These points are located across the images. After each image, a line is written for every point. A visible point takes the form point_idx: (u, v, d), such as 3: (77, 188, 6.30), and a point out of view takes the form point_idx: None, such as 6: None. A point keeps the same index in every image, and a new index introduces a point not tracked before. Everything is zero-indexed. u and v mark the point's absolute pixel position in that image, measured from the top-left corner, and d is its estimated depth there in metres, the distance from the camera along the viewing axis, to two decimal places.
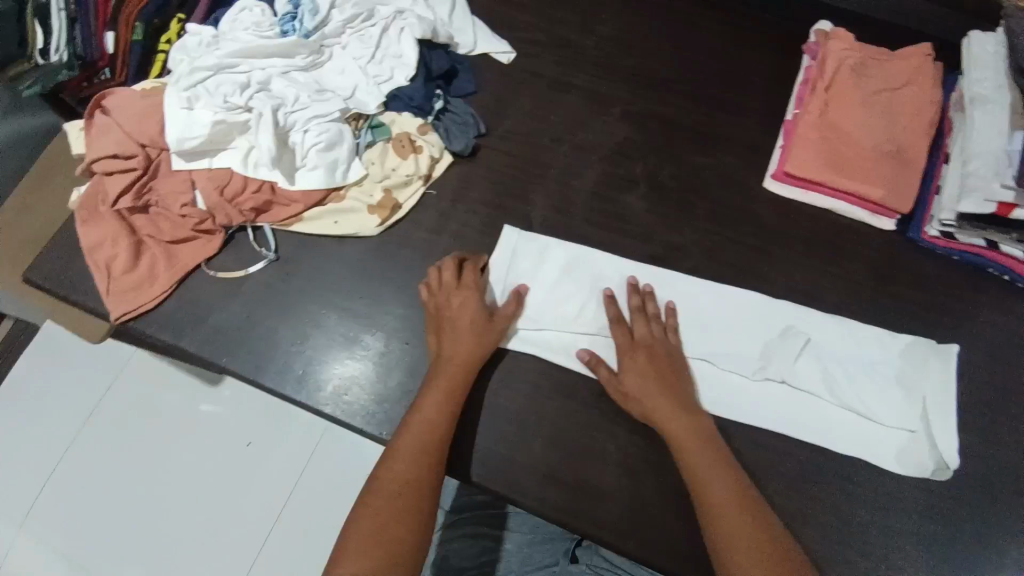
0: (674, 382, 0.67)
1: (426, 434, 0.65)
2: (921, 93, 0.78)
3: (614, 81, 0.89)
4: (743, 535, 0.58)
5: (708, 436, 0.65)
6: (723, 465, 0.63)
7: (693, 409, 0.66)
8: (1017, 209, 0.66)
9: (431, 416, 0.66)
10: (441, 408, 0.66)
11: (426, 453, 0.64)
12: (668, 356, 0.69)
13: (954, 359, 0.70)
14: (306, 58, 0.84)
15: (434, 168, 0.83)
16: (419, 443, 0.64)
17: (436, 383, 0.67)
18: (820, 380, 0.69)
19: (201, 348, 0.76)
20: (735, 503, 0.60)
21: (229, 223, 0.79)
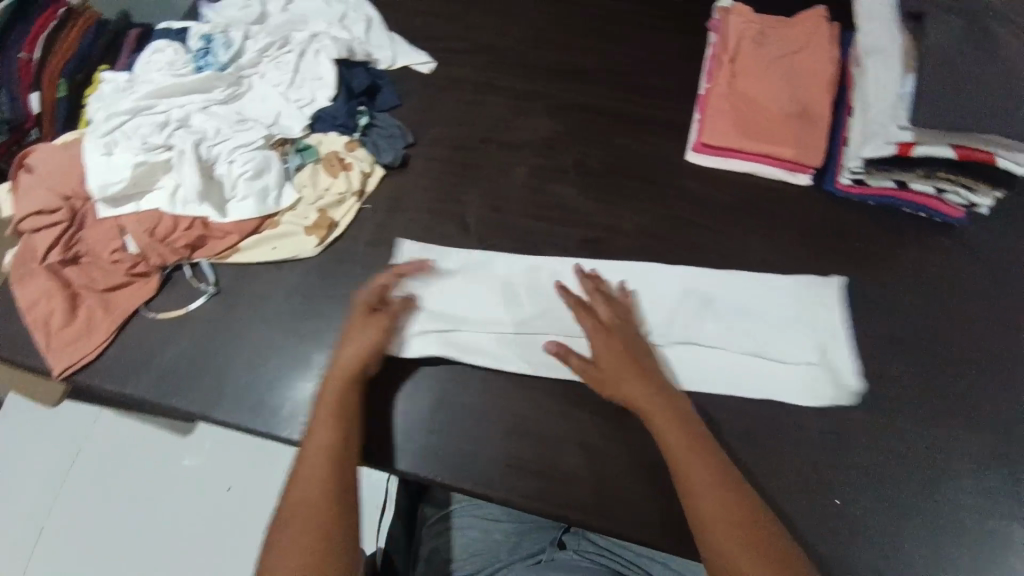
0: (643, 363, 0.69)
1: (326, 443, 0.64)
2: (818, 54, 0.82)
3: (533, 79, 0.91)
4: (721, 512, 0.60)
5: (684, 414, 0.65)
6: (700, 443, 0.63)
7: (669, 390, 0.67)
8: (915, 147, 0.69)
9: (328, 426, 0.65)
10: (333, 414, 0.66)
11: (330, 463, 0.64)
12: (634, 337, 0.71)
13: (841, 288, 0.75)
14: (225, 91, 0.85)
15: (366, 183, 0.84)
16: (323, 455, 0.64)
17: (328, 392, 0.67)
18: (719, 333, 0.73)
19: (147, 392, 0.75)
20: (713, 481, 0.61)
21: (163, 263, 0.79)
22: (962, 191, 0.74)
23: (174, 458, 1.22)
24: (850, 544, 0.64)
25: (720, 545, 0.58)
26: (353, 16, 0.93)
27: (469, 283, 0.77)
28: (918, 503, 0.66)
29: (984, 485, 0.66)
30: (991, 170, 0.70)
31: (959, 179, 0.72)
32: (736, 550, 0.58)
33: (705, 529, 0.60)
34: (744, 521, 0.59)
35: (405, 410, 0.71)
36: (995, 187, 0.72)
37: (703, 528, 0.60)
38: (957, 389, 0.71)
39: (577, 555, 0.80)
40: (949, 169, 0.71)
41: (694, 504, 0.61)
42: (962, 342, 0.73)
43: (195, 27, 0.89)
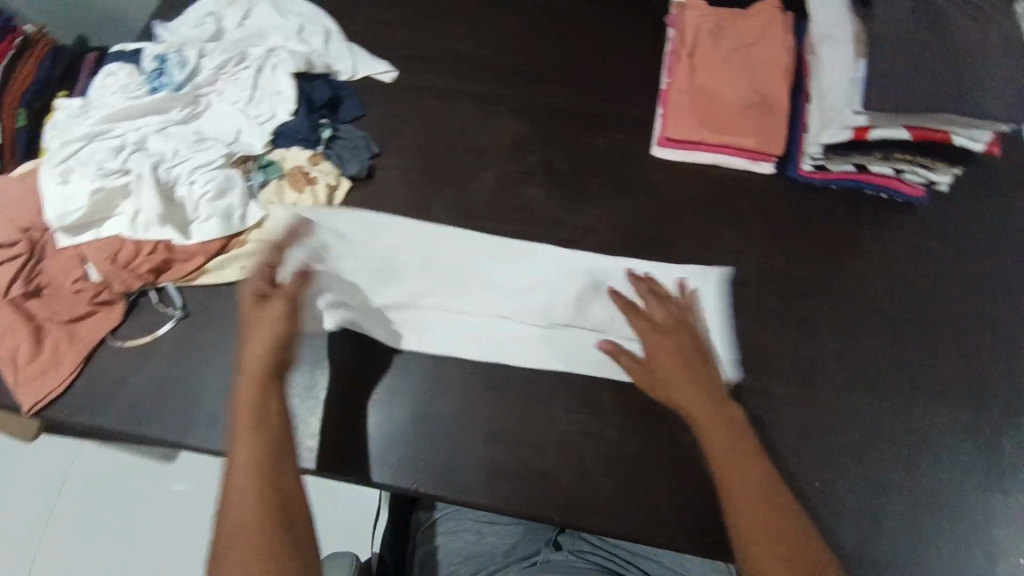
0: (700, 368, 0.66)
1: (250, 443, 0.59)
2: (774, 43, 0.84)
3: (496, 82, 0.91)
4: (762, 520, 0.56)
5: (733, 419, 0.63)
6: (748, 449, 0.61)
7: (723, 395, 0.65)
8: (871, 130, 0.71)
9: (249, 429, 0.59)
10: (250, 411, 0.61)
11: (256, 462, 0.58)
12: (693, 340, 0.68)
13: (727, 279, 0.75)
14: (182, 111, 0.84)
15: (334, 196, 0.82)
16: (250, 457, 0.58)
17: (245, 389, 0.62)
18: (599, 317, 0.74)
19: (117, 423, 0.72)
20: (756, 488, 0.58)
21: (127, 289, 0.77)
22: (920, 170, 0.76)
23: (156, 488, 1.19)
24: (832, 525, 0.65)
25: (755, 553, 0.55)
26: (311, 28, 0.92)
27: (454, 279, 0.77)
28: (897, 480, 0.67)
29: (958, 459, 0.68)
30: (946, 148, 0.72)
31: (916, 159, 0.74)
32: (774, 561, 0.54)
33: (745, 536, 0.56)
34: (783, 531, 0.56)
35: (386, 423, 0.70)
36: (952, 165, 0.74)
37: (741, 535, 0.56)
38: (928, 365, 0.72)
39: (573, 555, 0.77)
40: (906, 150, 0.73)
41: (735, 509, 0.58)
42: (930, 318, 0.75)
43: (148, 48, 0.88)
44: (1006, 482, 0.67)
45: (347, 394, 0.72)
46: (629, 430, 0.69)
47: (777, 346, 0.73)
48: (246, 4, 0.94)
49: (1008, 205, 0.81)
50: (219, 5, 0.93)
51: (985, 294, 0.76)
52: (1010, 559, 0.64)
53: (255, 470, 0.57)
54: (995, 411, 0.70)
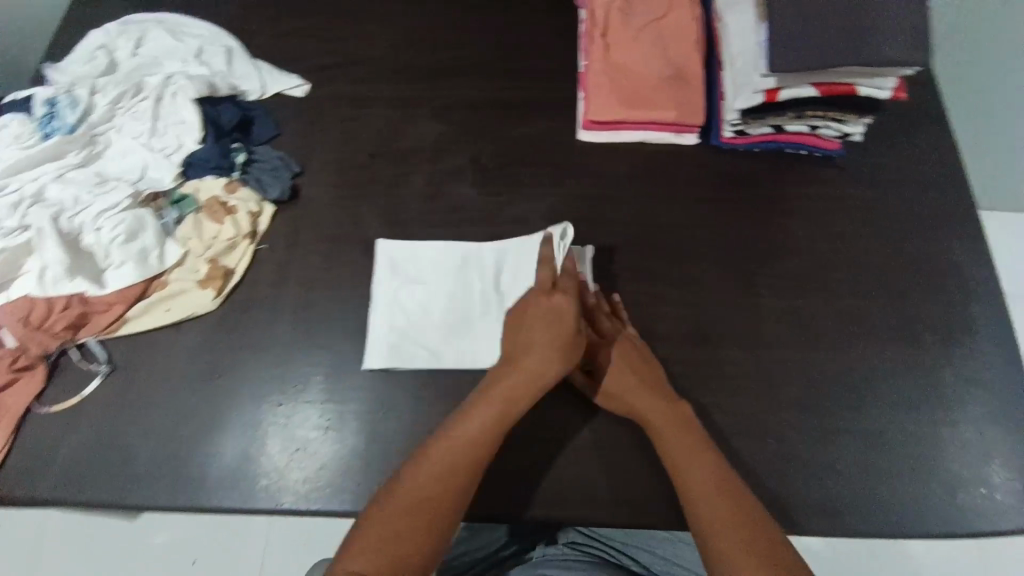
0: (652, 378, 0.67)
1: (472, 446, 0.61)
2: (682, 15, 0.84)
3: (413, 84, 0.89)
4: (726, 518, 0.57)
5: (684, 417, 0.64)
6: (700, 446, 0.62)
7: (671, 395, 0.66)
8: (781, 91, 0.71)
9: (476, 431, 0.61)
10: (492, 420, 0.62)
11: (465, 467, 0.59)
12: (640, 352, 0.69)
13: (586, 253, 0.74)
14: (80, 154, 0.79)
15: (257, 223, 0.79)
16: (461, 455, 0.60)
17: (503, 387, 0.64)
18: (467, 307, 0.75)
19: (53, 494, 0.68)
20: (715, 485, 0.59)
21: (47, 351, 0.72)
22: (833, 124, 0.77)
23: (117, 554, 1.10)
24: (792, 479, 0.66)
25: (722, 549, 0.55)
26: (210, 50, 0.88)
27: (400, 291, 0.75)
28: (849, 426, 0.69)
29: (904, 397, 0.70)
30: (854, 99, 0.73)
31: (827, 114, 0.75)
32: (741, 554, 0.54)
33: (711, 535, 0.56)
34: (747, 523, 0.56)
35: (338, 449, 0.68)
36: (862, 115, 0.75)
37: (708, 534, 0.56)
38: (867, 311, 0.74)
39: (569, 547, 0.79)
40: (816, 106, 0.74)
41: (697, 507, 0.58)
42: (863, 265, 0.77)
43: (35, 91, 0.82)
44: (950, 412, 0.70)
45: (297, 427, 0.70)
46: (585, 417, 0.69)
47: (720, 314, 0.74)
48: (137, 31, 0.88)
49: (921, 146, 0.84)
50: (109, 36, 0.88)
51: (910, 234, 0.78)
52: (962, 485, 0.67)
53: (462, 474, 0.59)
54: (933, 345, 0.73)
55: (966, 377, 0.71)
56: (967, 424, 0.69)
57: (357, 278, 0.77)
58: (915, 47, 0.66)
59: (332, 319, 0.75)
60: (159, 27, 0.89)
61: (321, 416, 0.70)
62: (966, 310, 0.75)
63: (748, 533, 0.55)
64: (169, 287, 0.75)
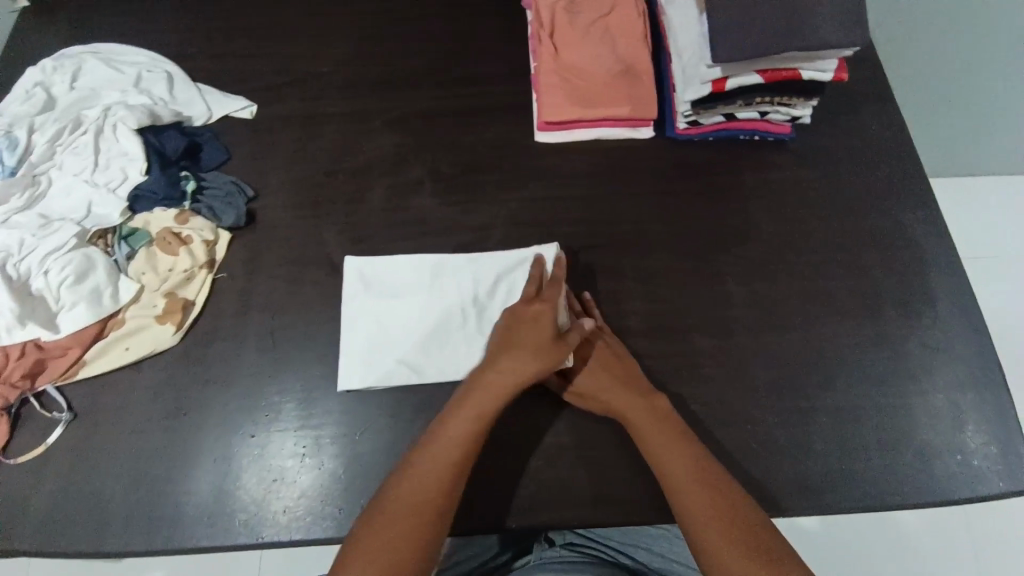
0: (627, 374, 0.68)
1: (455, 446, 0.60)
2: (627, 10, 0.84)
3: (364, 96, 0.88)
4: (715, 513, 0.57)
5: (663, 413, 0.64)
6: (681, 441, 0.62)
7: (647, 390, 0.66)
8: (728, 81, 0.72)
9: (459, 432, 0.61)
10: (474, 421, 0.62)
11: (453, 466, 0.59)
12: (613, 350, 0.69)
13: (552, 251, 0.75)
14: (22, 196, 0.76)
15: (214, 251, 0.78)
16: (447, 456, 0.60)
17: (482, 386, 0.64)
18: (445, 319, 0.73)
19: (24, 549, 0.66)
20: (700, 480, 0.59)
21: (7, 402, 0.70)
22: (781, 108, 0.78)
23: None
24: (771, 462, 0.67)
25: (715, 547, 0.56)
26: (150, 77, 0.86)
27: (373, 311, 0.74)
28: (823, 404, 0.69)
29: (873, 371, 0.71)
30: (800, 83, 0.74)
31: (775, 100, 0.76)
32: (732, 549, 0.55)
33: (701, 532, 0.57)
34: (734, 516, 0.57)
35: (316, 475, 0.67)
36: (809, 98, 0.76)
37: (698, 532, 0.57)
38: (831, 289, 0.75)
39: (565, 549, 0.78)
40: (763, 92, 0.75)
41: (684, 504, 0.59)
42: (824, 245, 0.78)
43: None
44: (919, 382, 0.71)
45: (273, 456, 0.68)
46: (562, 419, 0.69)
47: (689, 304, 0.74)
48: (72, 63, 0.86)
49: (871, 122, 0.85)
50: (44, 71, 0.85)
51: (868, 210, 0.80)
52: (937, 453, 0.68)
53: (451, 473, 0.59)
54: (898, 318, 0.74)
55: (931, 347, 0.73)
56: (937, 393, 0.71)
57: (322, 300, 0.76)
58: (854, 27, 0.67)
59: (299, 343, 0.74)
60: (94, 58, 0.86)
61: (296, 443, 0.69)
62: (927, 281, 0.76)
63: (737, 525, 0.57)
64: (126, 325, 0.73)
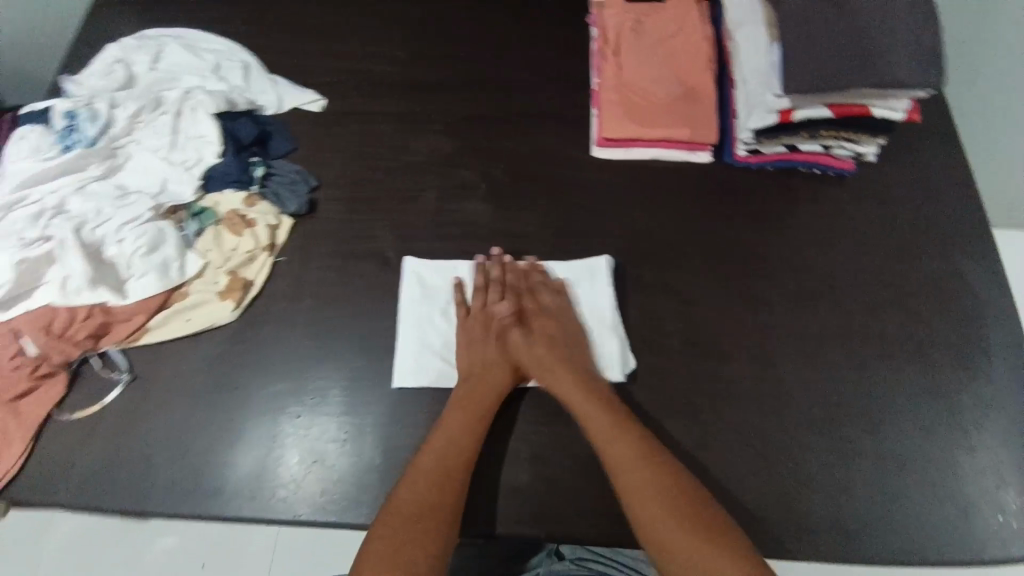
0: (578, 354, 0.71)
1: (451, 450, 0.65)
2: (694, 34, 0.85)
3: (427, 99, 0.90)
4: (658, 498, 0.59)
5: (608, 399, 0.67)
6: (622, 427, 0.64)
7: (593, 379, 0.68)
8: (795, 111, 0.72)
9: (450, 441, 0.65)
10: (466, 425, 0.66)
11: (453, 468, 0.63)
12: (572, 328, 0.73)
13: (607, 266, 0.77)
14: (101, 166, 0.80)
15: (276, 236, 0.81)
16: (446, 458, 0.64)
17: (467, 392, 0.69)
18: None
19: (74, 500, 0.69)
20: (653, 480, 0.60)
21: (68, 359, 0.74)
22: (847, 144, 0.78)
23: (144, 556, 1.10)
24: (805, 500, 0.66)
25: (661, 532, 0.57)
26: (228, 65, 0.90)
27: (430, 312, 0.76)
28: (864, 446, 0.69)
29: (916, 418, 0.70)
30: (867, 120, 0.74)
31: (841, 134, 0.76)
32: (676, 531, 0.57)
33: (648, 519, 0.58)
34: (679, 499, 0.59)
35: (353, 460, 0.69)
36: (875, 136, 0.76)
37: (644, 518, 0.59)
38: (879, 330, 0.74)
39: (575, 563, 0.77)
40: (830, 125, 0.75)
41: (629, 493, 0.60)
42: (874, 285, 0.77)
43: (56, 104, 0.83)
44: (964, 435, 0.70)
45: (315, 438, 0.71)
46: None
47: (733, 331, 0.74)
48: (155, 46, 0.90)
49: (931, 165, 0.84)
50: (127, 51, 0.89)
51: (923, 254, 0.79)
52: (979, 511, 0.66)
53: (450, 476, 0.63)
54: (946, 367, 0.73)
55: (979, 399, 0.71)
56: (984, 446, 0.69)
57: (371, 292, 0.78)
58: (929, 70, 0.67)
59: (346, 332, 0.76)
60: (177, 43, 0.91)
61: (337, 428, 0.71)
62: (978, 332, 0.75)
63: (680, 509, 0.58)
64: (189, 297, 0.77)
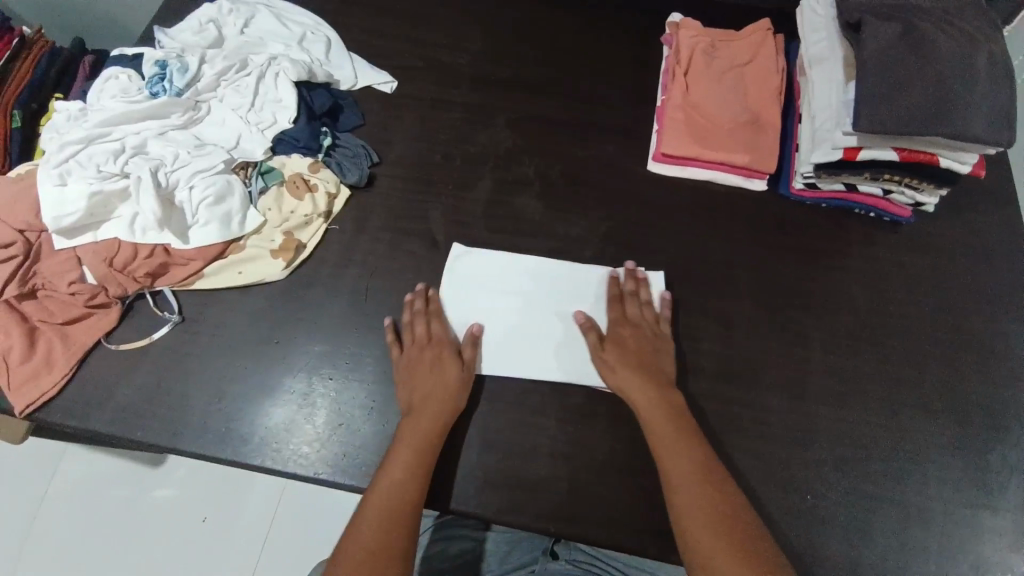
0: (654, 366, 0.70)
1: (400, 484, 0.63)
2: (766, 66, 0.87)
3: (495, 94, 0.93)
4: (708, 515, 0.59)
5: (676, 411, 0.67)
6: (685, 440, 0.65)
7: (664, 393, 0.68)
8: (861, 151, 0.73)
9: (404, 469, 0.64)
10: (411, 458, 0.64)
11: (403, 505, 0.62)
12: (652, 339, 0.72)
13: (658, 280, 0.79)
14: (182, 116, 0.84)
15: (333, 204, 0.84)
16: (397, 495, 0.62)
17: (411, 424, 0.67)
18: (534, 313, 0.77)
19: (109, 426, 0.72)
20: (706, 502, 0.60)
21: (123, 292, 0.77)
22: (908, 191, 0.78)
23: (154, 494, 1.13)
24: (817, 535, 0.66)
25: (705, 548, 0.58)
26: (312, 38, 0.94)
27: (471, 289, 0.78)
28: (885, 492, 0.68)
29: (943, 473, 0.69)
30: (933, 168, 0.74)
31: (902, 180, 0.76)
32: (721, 550, 0.57)
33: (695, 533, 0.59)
34: (729, 521, 0.59)
35: (379, 429, 0.71)
36: (939, 186, 0.76)
37: (691, 531, 0.59)
38: (914, 380, 0.74)
39: (570, 564, 0.77)
40: (893, 170, 0.75)
41: (679, 504, 0.61)
42: (915, 335, 0.76)
43: (148, 52, 0.88)
44: (990, 497, 0.69)
45: (346, 402, 0.73)
46: (620, 441, 0.70)
47: (767, 360, 0.74)
48: (247, 11, 0.94)
49: (988, 224, 0.83)
50: (220, 12, 0.94)
51: (968, 311, 0.78)
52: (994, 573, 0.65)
53: (402, 513, 0.62)
54: (980, 427, 0.72)
55: (1010, 463, 0.70)
56: (1009, 511, 0.68)
57: (416, 270, 0.80)
58: (1000, 129, 0.67)
59: (387, 304, 0.78)
60: (267, 11, 0.95)
61: (368, 396, 0.73)
62: (1018, 397, 0.73)
63: (728, 530, 0.59)
64: (244, 251, 0.80)
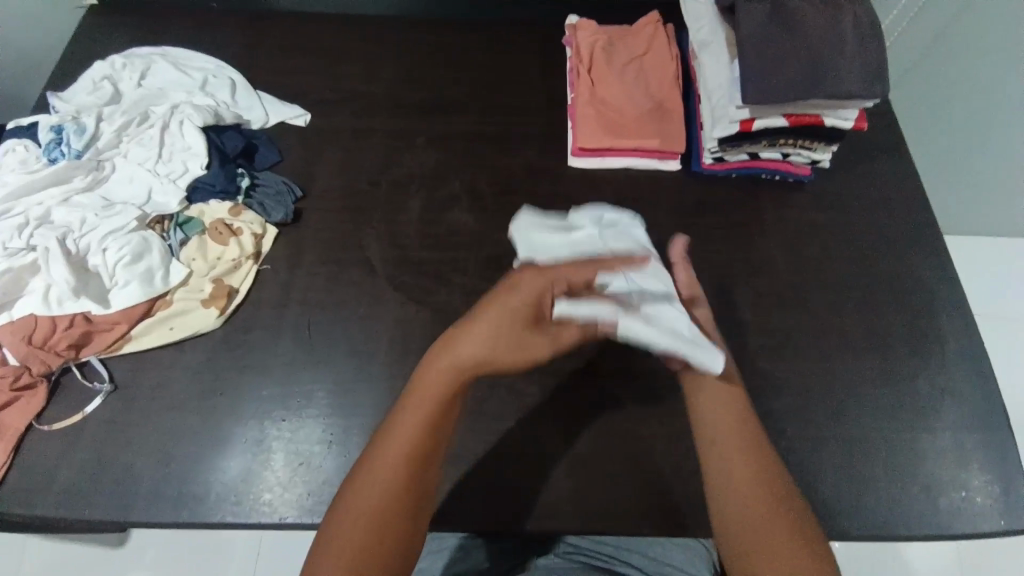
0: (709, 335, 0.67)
1: (393, 472, 0.53)
2: (662, 54, 0.91)
3: (412, 113, 0.94)
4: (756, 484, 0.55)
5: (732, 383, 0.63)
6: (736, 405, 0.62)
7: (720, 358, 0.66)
8: (755, 122, 0.78)
9: (395, 457, 0.54)
10: (410, 443, 0.55)
11: (397, 497, 0.53)
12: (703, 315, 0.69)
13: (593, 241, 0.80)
14: (86, 178, 0.81)
15: (261, 244, 0.82)
16: (388, 484, 0.53)
17: (412, 405, 0.56)
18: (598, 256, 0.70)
19: (53, 511, 0.68)
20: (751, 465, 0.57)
21: (48, 370, 0.73)
22: (803, 151, 0.84)
23: None
24: None
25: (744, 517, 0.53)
26: (215, 81, 0.92)
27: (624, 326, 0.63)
28: (833, 433, 0.72)
29: (880, 406, 0.74)
30: (821, 129, 0.80)
31: (798, 142, 0.82)
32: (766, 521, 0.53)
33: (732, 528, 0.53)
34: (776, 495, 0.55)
35: (340, 462, 0.70)
36: (829, 143, 0.82)
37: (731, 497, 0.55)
38: (842, 324, 0.79)
39: (561, 557, 0.74)
40: (788, 135, 0.81)
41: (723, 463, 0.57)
42: (835, 282, 0.82)
43: (43, 119, 0.84)
44: (926, 420, 0.74)
45: (302, 441, 0.71)
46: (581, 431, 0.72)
47: None
48: (143, 63, 0.92)
49: (883, 173, 0.91)
50: (114, 67, 0.91)
51: (878, 253, 0.84)
52: (937, 488, 0.70)
53: (397, 510, 0.52)
54: (907, 357, 0.77)
55: (937, 387, 0.76)
56: (944, 430, 0.73)
57: (358, 297, 0.80)
58: (872, 84, 0.74)
59: (332, 336, 0.77)
60: (163, 59, 0.93)
61: (323, 431, 0.72)
62: (935, 325, 0.80)
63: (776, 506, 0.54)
64: (174, 305, 0.77)
